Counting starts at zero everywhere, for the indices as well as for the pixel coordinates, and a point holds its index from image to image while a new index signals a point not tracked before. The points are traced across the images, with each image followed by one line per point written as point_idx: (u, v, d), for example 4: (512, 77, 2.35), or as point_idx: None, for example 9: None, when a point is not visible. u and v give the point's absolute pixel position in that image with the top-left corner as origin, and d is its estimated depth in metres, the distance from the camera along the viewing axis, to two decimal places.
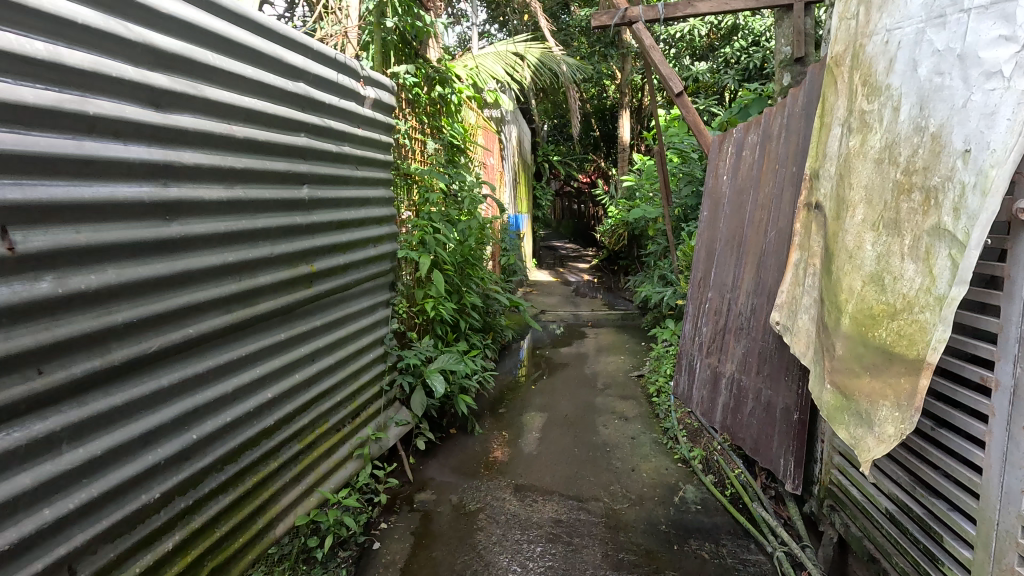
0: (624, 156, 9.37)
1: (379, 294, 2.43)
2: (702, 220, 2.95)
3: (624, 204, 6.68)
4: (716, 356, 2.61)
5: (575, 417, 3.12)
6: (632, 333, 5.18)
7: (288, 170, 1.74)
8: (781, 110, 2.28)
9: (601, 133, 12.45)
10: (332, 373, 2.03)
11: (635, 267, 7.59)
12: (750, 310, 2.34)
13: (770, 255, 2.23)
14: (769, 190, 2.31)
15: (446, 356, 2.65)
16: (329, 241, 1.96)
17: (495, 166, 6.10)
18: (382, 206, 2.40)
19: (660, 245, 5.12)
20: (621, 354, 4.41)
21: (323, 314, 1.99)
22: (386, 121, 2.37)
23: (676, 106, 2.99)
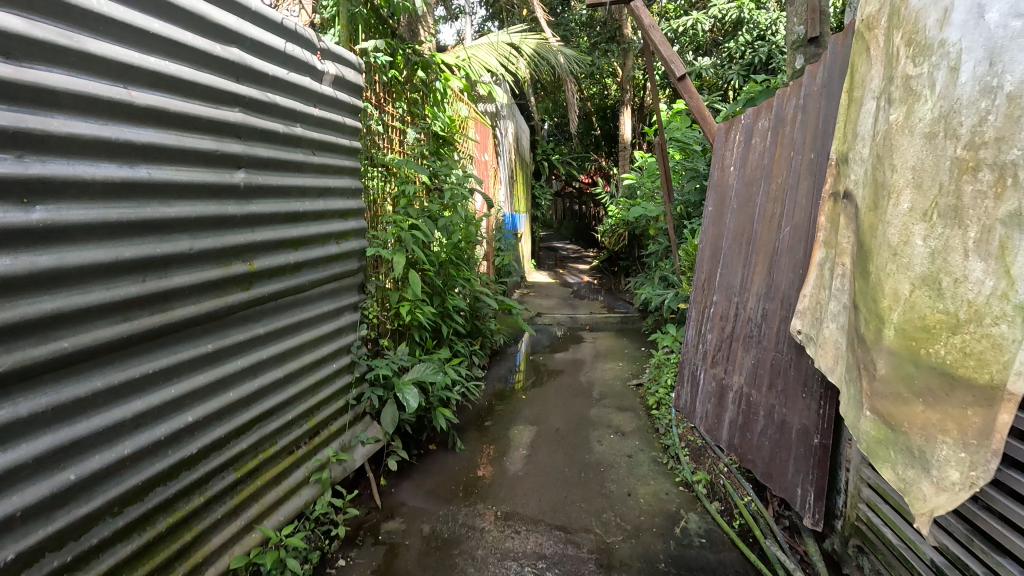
0: (625, 154, 9.13)
1: (344, 297, 2.15)
2: (706, 216, 2.68)
3: (624, 203, 6.43)
4: (722, 366, 2.34)
5: (567, 431, 2.86)
6: (631, 338, 4.92)
7: (217, 149, 1.42)
8: (797, 90, 2.01)
9: (602, 132, 12.22)
10: (284, 389, 1.75)
11: (636, 268, 7.33)
12: (762, 316, 2.07)
13: (785, 255, 1.97)
14: (784, 180, 2.04)
15: (422, 366, 2.38)
16: (276, 236, 1.65)
17: (490, 163, 5.85)
18: (348, 198, 2.11)
19: (662, 245, 4.86)
20: (619, 361, 4.14)
21: (271, 320, 1.68)
22: (351, 102, 2.08)
23: (678, 92, 2.73)
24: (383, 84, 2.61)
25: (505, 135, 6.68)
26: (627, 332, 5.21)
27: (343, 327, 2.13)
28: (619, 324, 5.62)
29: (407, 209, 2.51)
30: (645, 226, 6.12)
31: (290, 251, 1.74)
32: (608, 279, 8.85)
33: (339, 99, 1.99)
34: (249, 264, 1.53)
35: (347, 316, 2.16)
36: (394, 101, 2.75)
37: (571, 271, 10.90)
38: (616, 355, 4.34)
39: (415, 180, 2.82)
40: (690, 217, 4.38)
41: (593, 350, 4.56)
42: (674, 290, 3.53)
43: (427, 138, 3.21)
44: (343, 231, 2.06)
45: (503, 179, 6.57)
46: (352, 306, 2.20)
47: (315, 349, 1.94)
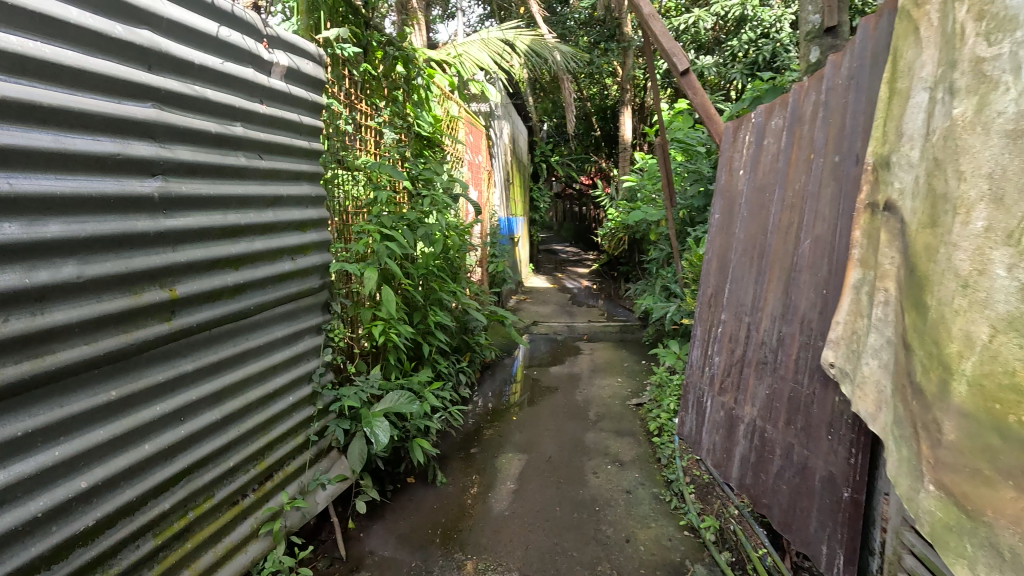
0: (625, 156, 8.88)
1: (303, 319, 1.89)
2: (712, 224, 2.42)
3: (624, 206, 6.18)
4: (732, 394, 2.09)
5: (560, 460, 2.61)
6: (632, 350, 4.67)
7: (123, 153, 1.12)
8: (819, 83, 1.75)
9: (602, 133, 11.97)
10: (223, 433, 1.49)
11: (636, 273, 7.09)
12: (780, 342, 1.82)
13: (806, 272, 1.72)
14: (804, 186, 1.78)
15: (396, 394, 2.13)
16: (212, 255, 1.38)
17: (482, 165, 5.62)
18: (308, 207, 1.85)
19: (663, 252, 4.61)
20: (618, 377, 3.89)
21: (208, 352, 1.42)
22: (309, 99, 1.82)
23: (681, 87, 2.48)
24: (354, 79, 2.37)
25: (500, 136, 6.45)
26: (627, 342, 4.96)
27: (303, 353, 1.88)
28: (618, 334, 5.36)
29: (382, 218, 2.27)
30: (645, 230, 5.86)
31: (229, 272, 1.46)
32: (609, 284, 8.60)
33: (290, 95, 1.72)
34: (168, 291, 1.25)
35: (307, 341, 1.90)
36: (367, 98, 2.50)
37: (570, 274, 10.69)
38: (615, 370, 4.08)
39: (393, 184, 2.57)
40: (693, 222, 4.12)
41: (591, 364, 4.30)
42: (676, 303, 3.28)
43: (407, 139, 2.96)
44: (301, 245, 1.80)
45: (498, 181, 6.33)
46: (313, 329, 1.94)
47: (266, 382, 1.68)
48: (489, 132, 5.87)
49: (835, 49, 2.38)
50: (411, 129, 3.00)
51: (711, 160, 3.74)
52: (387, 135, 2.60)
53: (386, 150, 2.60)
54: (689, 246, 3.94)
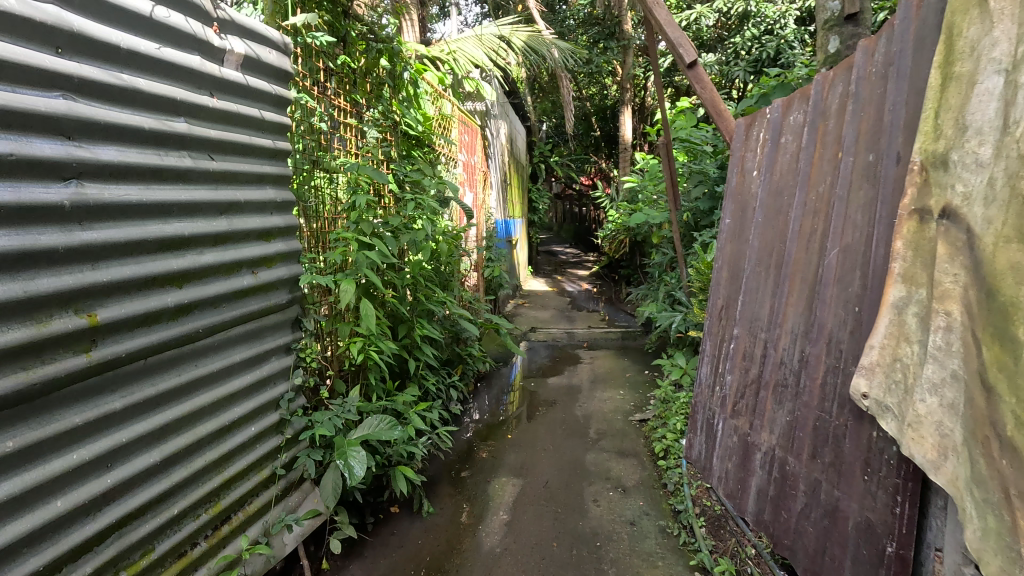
0: (626, 156, 8.68)
1: (269, 339, 1.69)
2: (722, 230, 2.23)
3: (625, 208, 5.99)
4: (747, 419, 1.90)
5: (558, 486, 2.40)
6: (634, 359, 4.46)
7: (20, 153, 0.93)
8: (848, 72, 1.56)
9: (602, 133, 11.77)
10: (167, 476, 1.29)
11: (638, 277, 6.88)
12: (803, 363, 1.62)
13: (833, 286, 1.52)
14: (830, 188, 1.59)
15: (376, 419, 1.93)
16: (146, 271, 1.19)
17: (477, 166, 5.43)
18: (272, 214, 1.66)
19: (667, 256, 4.41)
20: (620, 390, 3.68)
21: (147, 384, 1.23)
22: (270, 93, 1.62)
23: (687, 81, 2.29)
24: (331, 72, 2.17)
25: (496, 136, 6.26)
26: (629, 351, 4.75)
27: (268, 377, 1.68)
28: (619, 342, 5.15)
29: (361, 225, 2.07)
30: (647, 232, 5.65)
31: (170, 290, 1.27)
32: (609, 287, 8.39)
33: (248, 86, 1.52)
34: (86, 316, 1.06)
35: (274, 363, 1.71)
36: (347, 94, 2.31)
37: (570, 277, 10.49)
38: (616, 382, 3.87)
39: (375, 187, 2.38)
40: (698, 225, 3.91)
41: (591, 375, 4.09)
42: (682, 313, 3.07)
43: (392, 138, 2.77)
44: (264, 257, 1.60)
45: (495, 183, 6.14)
46: (282, 350, 1.75)
47: (223, 413, 1.48)
48: (484, 132, 5.69)
49: (856, 38, 2.19)
50: (396, 128, 2.81)
51: (718, 159, 3.54)
52: (369, 133, 2.41)
53: (368, 150, 2.41)
54: (694, 252, 3.73)
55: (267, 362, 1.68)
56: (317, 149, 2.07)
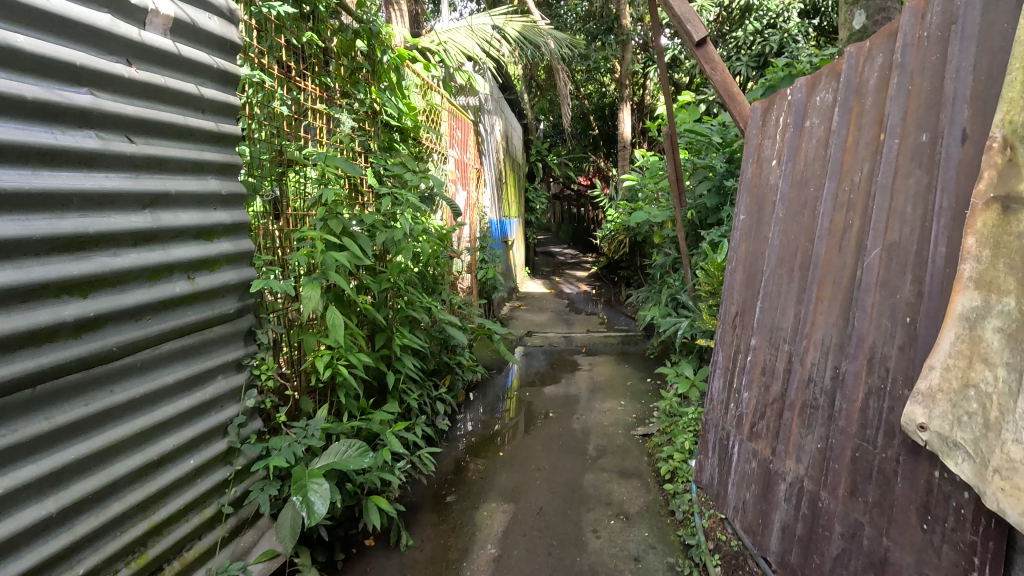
0: (625, 154, 8.45)
1: (214, 356, 1.45)
2: (737, 228, 1.99)
3: (624, 207, 5.76)
4: (768, 443, 1.66)
5: (553, 513, 2.16)
6: (635, 367, 4.22)
7: None
8: (891, 40, 1.33)
9: (600, 131, 11.55)
10: (66, 531, 1.04)
11: (638, 279, 6.64)
12: (838, 382, 1.39)
13: (875, 291, 1.29)
14: (870, 177, 1.36)
15: (344, 444, 1.69)
16: (33, 277, 0.95)
17: (470, 162, 5.20)
18: (216, 210, 1.41)
19: (669, 257, 4.18)
20: (620, 401, 3.43)
21: (40, 417, 0.99)
22: (213, 67, 1.38)
23: (696, 61, 2.06)
24: (296, 51, 1.93)
25: (491, 132, 6.03)
26: (630, 357, 4.51)
27: (212, 401, 1.43)
28: (620, 347, 4.91)
29: (328, 221, 1.82)
30: (647, 232, 5.40)
31: (69, 302, 1.02)
32: (608, 289, 8.15)
33: (181, 56, 1.27)
34: None
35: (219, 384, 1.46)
36: (315, 77, 2.07)
37: (568, 278, 10.27)
38: (616, 391, 3.63)
39: (349, 181, 2.14)
40: (703, 224, 3.67)
41: (590, 383, 3.85)
42: (689, 318, 2.83)
43: (370, 129, 2.53)
44: (204, 259, 1.36)
45: (489, 181, 5.90)
46: (229, 368, 1.50)
47: (147, 448, 1.24)
48: (478, 128, 5.46)
49: (884, 12, 1.96)
50: (375, 118, 2.57)
51: (725, 153, 3.30)
52: (343, 122, 2.17)
53: (341, 140, 2.17)
54: (699, 253, 3.49)
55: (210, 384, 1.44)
56: (278, 137, 1.83)
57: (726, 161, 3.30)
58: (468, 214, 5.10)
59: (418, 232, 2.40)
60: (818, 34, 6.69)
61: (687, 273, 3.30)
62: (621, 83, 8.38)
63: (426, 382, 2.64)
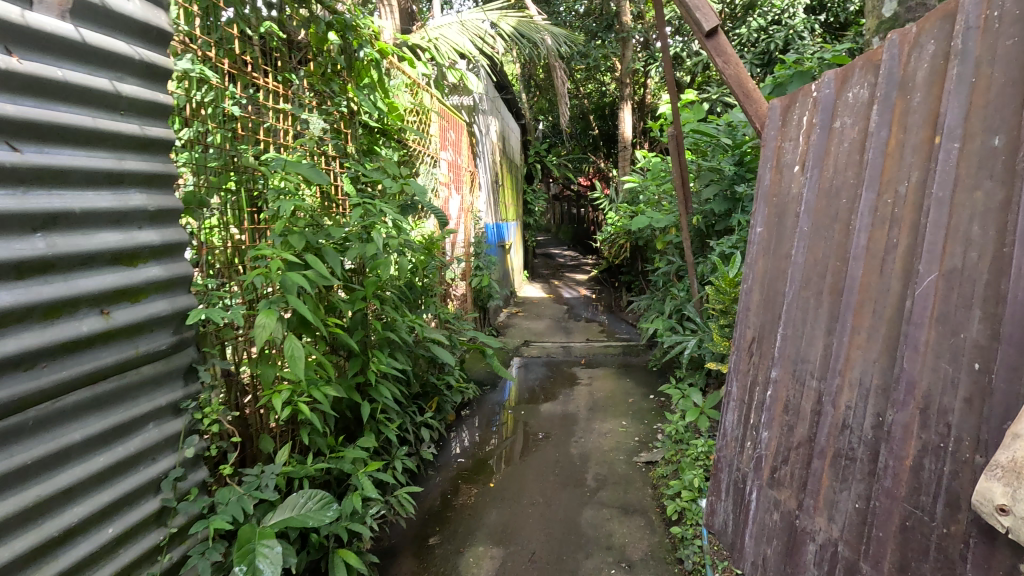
0: (626, 155, 8.23)
1: (143, 401, 1.22)
2: (753, 241, 1.77)
3: (625, 210, 5.53)
4: (794, 495, 1.43)
5: (547, 560, 1.93)
6: (637, 381, 3.99)
7: None
8: (952, 23, 1.11)
9: (600, 132, 11.32)
10: None
11: (640, 285, 6.42)
12: (882, 432, 1.17)
13: (934, 327, 1.06)
14: (925, 188, 1.13)
15: (303, 495, 1.47)
16: None
17: (463, 164, 4.99)
18: (141, 230, 1.17)
19: (673, 264, 3.95)
20: (622, 421, 3.21)
21: None
22: (133, 59, 1.14)
23: (706, 55, 1.84)
24: (253, 44, 1.71)
25: (486, 133, 5.82)
26: (631, 370, 4.29)
27: (139, 455, 1.20)
28: (621, 358, 4.68)
29: (288, 236, 1.60)
30: (649, 237, 5.18)
31: None
32: (609, 294, 7.92)
33: (86, 45, 1.04)
34: None
35: (149, 434, 1.23)
36: (279, 74, 1.85)
37: (567, 282, 10.04)
38: (617, 410, 3.41)
39: (319, 190, 1.92)
40: (710, 230, 3.45)
41: (589, 400, 3.63)
42: (696, 336, 2.61)
43: (346, 132, 2.31)
44: (126, 288, 1.13)
45: (484, 183, 5.69)
46: (164, 414, 1.27)
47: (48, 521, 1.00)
48: (472, 128, 5.25)
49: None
50: (353, 119, 2.36)
51: (734, 155, 3.08)
52: (311, 124, 1.94)
53: (310, 143, 1.95)
54: (706, 262, 3.27)
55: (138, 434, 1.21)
56: (230, 140, 1.60)
57: (735, 164, 3.08)
58: (461, 219, 4.89)
59: (398, 244, 2.18)
60: (825, 31, 6.47)
61: (693, 285, 3.08)
62: (622, 82, 8.15)
63: (409, 408, 2.41)
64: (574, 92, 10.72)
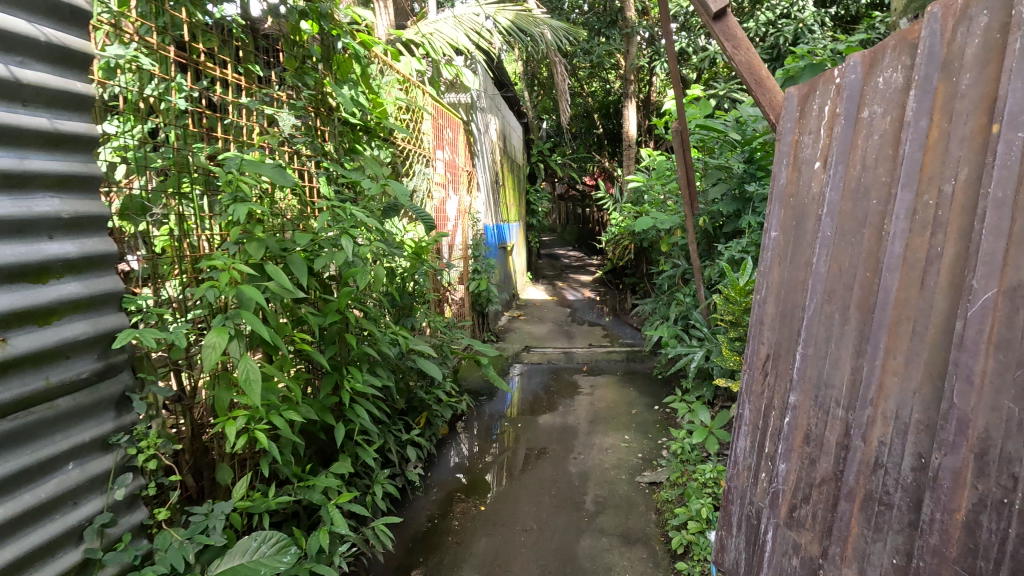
0: (630, 154, 8.02)
1: (60, 436, 1.04)
2: (766, 247, 1.59)
3: (629, 211, 5.34)
4: (817, 541, 1.24)
5: None
6: (641, 391, 3.80)
7: None
8: None
9: (604, 131, 11.12)
10: None
11: (645, 287, 6.22)
12: (926, 477, 0.98)
13: (993, 355, 0.88)
14: (978, 186, 0.95)
15: (256, 540, 1.29)
16: None
17: (460, 164, 4.81)
18: (50, 240, 1.00)
19: (678, 268, 3.76)
20: (624, 435, 3.03)
21: None
22: (37, 41, 0.98)
23: (713, 39, 1.66)
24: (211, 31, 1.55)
25: (485, 131, 5.64)
26: (635, 378, 4.10)
27: (55, 500, 1.02)
28: (624, 365, 4.49)
29: (245, 243, 1.43)
30: (654, 238, 4.98)
31: None
32: (613, 296, 7.72)
33: None
34: None
35: (68, 475, 1.05)
36: (240, 65, 1.68)
37: (571, 283, 9.85)
38: (620, 423, 3.22)
39: (288, 193, 1.76)
40: (717, 233, 3.26)
41: (590, 412, 3.44)
42: (703, 347, 2.42)
43: (323, 129, 2.14)
44: (30, 309, 0.96)
45: (483, 183, 5.51)
46: (88, 450, 1.10)
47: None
48: (470, 127, 5.09)
49: None
50: (330, 116, 2.18)
51: (742, 152, 2.88)
52: (283, 120, 1.79)
53: (278, 142, 1.79)
54: (713, 266, 3.08)
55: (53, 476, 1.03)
56: (179, 137, 1.44)
57: (744, 162, 2.88)
58: (458, 221, 4.71)
59: (380, 250, 2.02)
60: (836, 24, 6.23)
61: (699, 291, 2.89)
62: (626, 79, 7.95)
63: (393, 426, 2.24)
64: (577, 90, 10.53)
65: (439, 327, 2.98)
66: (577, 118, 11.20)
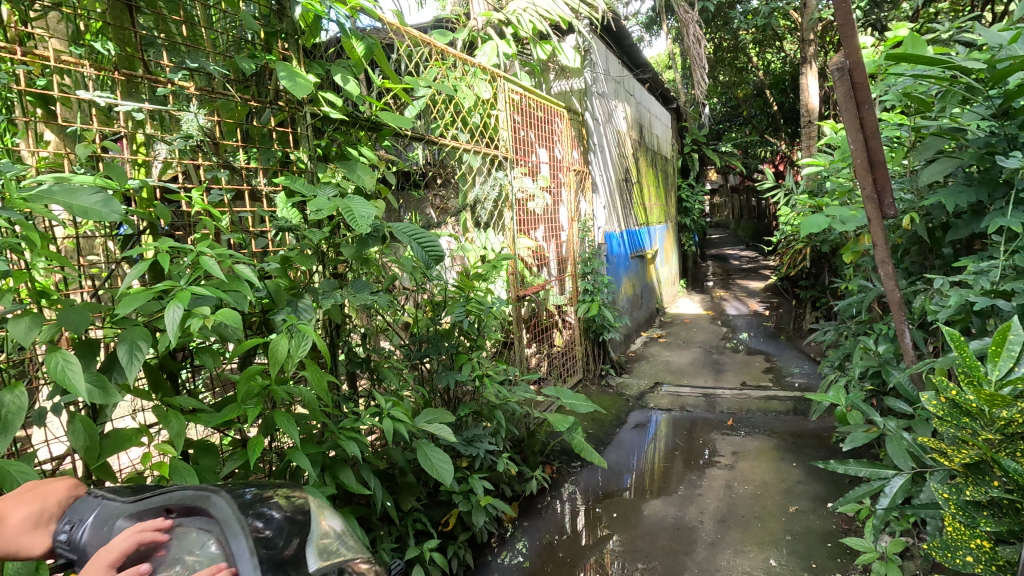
0: (813, 131, 6.31)
1: (150, 490, 0.64)
2: None
3: (800, 205, 4.01)
4: None
5: None
6: (810, 472, 2.62)
7: None
8: None
9: (779, 107, 9.20)
10: None
11: (827, 303, 4.71)
12: None
13: None
14: None
15: None
16: None
17: (569, 160, 3.99)
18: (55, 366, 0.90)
19: (869, 292, 2.50)
20: (768, 561, 1.97)
21: None
22: None
23: None
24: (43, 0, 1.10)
25: (607, 121, 4.73)
26: (802, 447, 2.89)
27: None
28: (788, 422, 3.28)
29: (8, 320, 0.90)
30: (837, 242, 3.60)
31: None
32: (786, 312, 6.17)
33: None
34: None
35: (183, 493, 0.60)
36: (78, 46, 1.19)
37: (735, 292, 8.32)
38: (765, 531, 2.15)
39: (153, 228, 1.21)
40: (939, 238, 2.00)
41: (722, 503, 2.40)
42: (905, 466, 1.34)
43: (283, 129, 1.56)
44: None
45: (603, 184, 4.64)
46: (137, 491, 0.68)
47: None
48: (584, 116, 4.27)
49: None
50: (300, 113, 1.59)
51: (989, 100, 1.63)
52: (185, 119, 1.28)
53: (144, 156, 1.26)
54: (930, 296, 1.84)
55: (170, 536, 0.54)
56: None
57: (988, 117, 1.64)
58: (564, 232, 3.89)
59: (315, 303, 1.39)
60: None
61: (901, 342, 1.71)
62: (803, 37, 6.26)
63: (383, 545, 1.57)
64: (744, 64, 8.96)
65: (496, 383, 2.25)
66: (745, 97, 9.50)
